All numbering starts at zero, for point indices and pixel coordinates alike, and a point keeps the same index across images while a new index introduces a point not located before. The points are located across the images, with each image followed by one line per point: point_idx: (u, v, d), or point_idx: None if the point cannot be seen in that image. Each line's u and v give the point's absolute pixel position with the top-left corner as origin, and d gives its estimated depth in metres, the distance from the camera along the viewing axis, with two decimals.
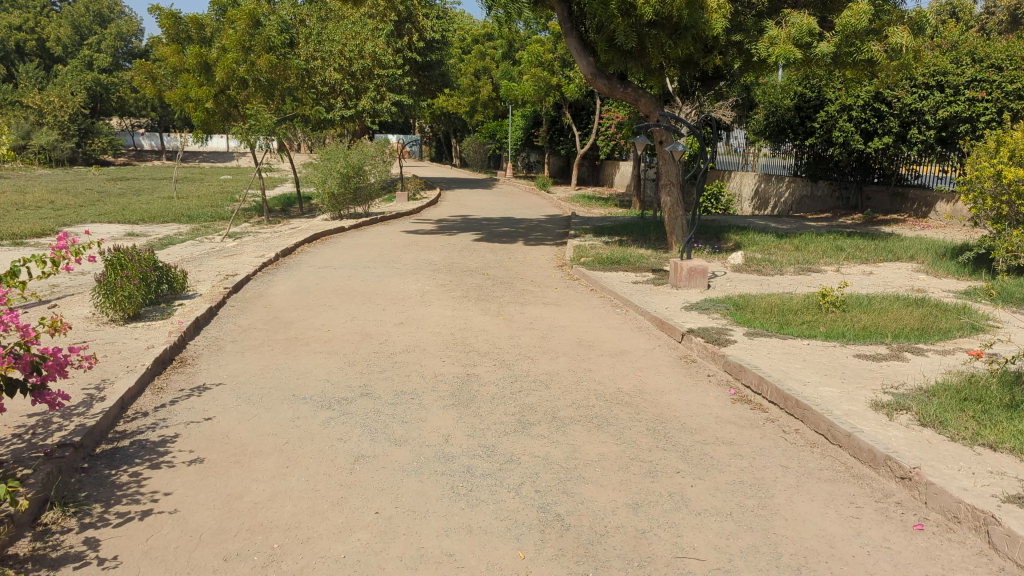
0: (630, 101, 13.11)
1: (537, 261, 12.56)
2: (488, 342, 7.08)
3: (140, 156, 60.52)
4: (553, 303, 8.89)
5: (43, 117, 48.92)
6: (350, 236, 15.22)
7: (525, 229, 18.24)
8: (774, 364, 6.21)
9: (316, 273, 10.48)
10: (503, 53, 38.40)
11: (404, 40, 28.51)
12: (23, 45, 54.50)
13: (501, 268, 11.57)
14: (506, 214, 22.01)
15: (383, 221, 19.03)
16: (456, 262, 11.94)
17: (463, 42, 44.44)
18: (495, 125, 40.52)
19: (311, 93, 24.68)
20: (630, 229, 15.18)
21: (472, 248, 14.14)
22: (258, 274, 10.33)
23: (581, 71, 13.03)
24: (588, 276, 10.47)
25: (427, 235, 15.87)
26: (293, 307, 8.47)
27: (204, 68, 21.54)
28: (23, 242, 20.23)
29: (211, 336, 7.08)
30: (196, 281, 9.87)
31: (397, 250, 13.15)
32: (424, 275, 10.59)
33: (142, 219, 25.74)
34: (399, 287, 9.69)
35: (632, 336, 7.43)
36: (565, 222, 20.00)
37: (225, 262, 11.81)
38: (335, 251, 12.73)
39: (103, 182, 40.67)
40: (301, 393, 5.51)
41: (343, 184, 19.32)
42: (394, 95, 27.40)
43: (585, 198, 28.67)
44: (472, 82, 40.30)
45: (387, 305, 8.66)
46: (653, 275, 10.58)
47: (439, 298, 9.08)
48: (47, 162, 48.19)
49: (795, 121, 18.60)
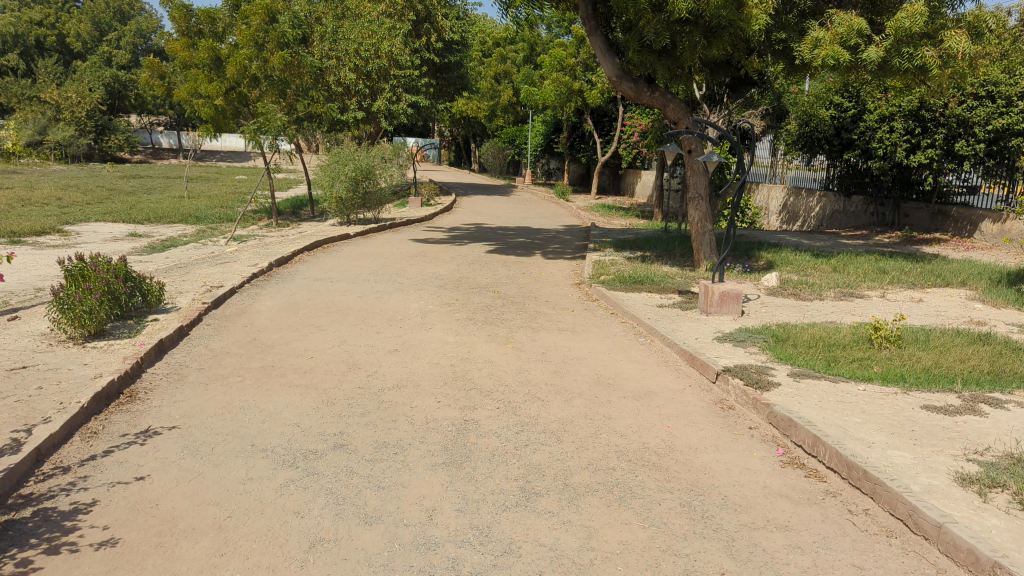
0: (657, 106, 12.14)
1: (552, 277, 11.62)
2: (492, 378, 6.13)
3: (157, 154, 60.14)
4: (569, 328, 7.95)
5: (60, 113, 48.63)
6: (355, 244, 14.35)
7: (540, 239, 17.32)
8: (830, 417, 5.21)
9: (310, 286, 9.58)
10: (524, 57, 37.55)
11: (421, 41, 27.30)
12: (43, 40, 54.08)
13: (513, 284, 10.62)
14: (523, 223, 21.11)
15: (393, 228, 18.18)
16: (465, 276, 11.02)
17: (484, 46, 43.65)
18: (514, 130, 39.66)
19: (324, 93, 23.99)
20: (653, 243, 14.22)
21: (483, 260, 13.22)
22: (245, 286, 9.44)
23: (606, 74, 12.11)
24: (608, 297, 9.49)
25: (436, 245, 14.97)
26: (276, 327, 7.56)
27: (215, 63, 20.85)
28: (20, 241, 19.56)
29: (174, 362, 6.18)
30: (175, 293, 8.99)
31: (402, 261, 12.26)
32: (427, 291, 9.66)
33: (148, 218, 25.05)
34: (399, 305, 8.77)
35: (658, 373, 6.46)
36: (584, 233, 19.04)
37: (214, 271, 10.94)
38: (335, 261, 11.85)
39: (116, 179, 40.14)
40: (261, 442, 4.57)
41: (352, 188, 18.48)
42: (410, 97, 26.20)
43: (604, 208, 27.75)
44: (491, 86, 39.50)
45: (382, 326, 7.74)
46: (680, 297, 9.60)
47: (442, 319, 8.14)
48: (63, 158, 47.92)
49: (831, 132, 17.59)
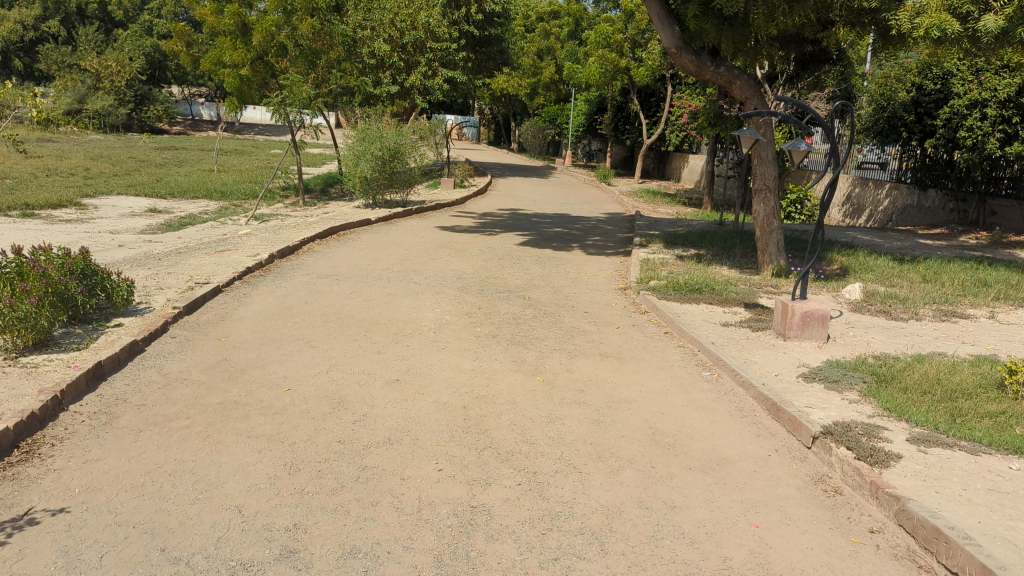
0: (722, 83, 10.51)
1: (593, 278, 10.10)
2: (514, 431, 4.67)
3: (196, 125, 59.33)
4: (614, 353, 6.47)
5: (100, 82, 47.93)
6: (376, 231, 12.95)
7: (580, 229, 15.80)
8: (989, 523, 3.68)
9: (311, 286, 8.20)
10: (568, 33, 35.77)
11: (461, 12, 25.61)
12: (85, 8, 53.34)
13: (548, 288, 9.14)
14: (563, 209, 19.55)
15: (422, 213, 16.79)
16: (493, 276, 9.55)
17: (527, 20, 41.97)
18: (556, 109, 37.99)
19: (358, 65, 22.67)
20: (708, 239, 12.62)
21: (516, 254, 11.75)
22: (236, 283, 8.08)
23: (663, 45, 10.46)
24: (661, 310, 7.96)
25: (466, 234, 13.51)
26: (256, 342, 6.17)
27: (242, 29, 19.52)
28: (32, 214, 18.49)
29: (110, 395, 4.81)
30: (151, 291, 7.65)
31: (424, 255, 10.83)
32: (446, 296, 8.21)
33: (172, 193, 23.93)
34: (412, 314, 7.35)
35: (731, 429, 4.94)
36: (629, 223, 17.41)
37: (209, 261, 9.57)
38: (348, 253, 10.46)
39: (150, 150, 39.27)
40: (175, 547, 3.18)
41: (379, 168, 17.06)
42: (447, 72, 24.71)
43: (649, 194, 26.09)
44: (534, 62, 37.83)
45: (387, 343, 6.35)
46: (748, 312, 8.04)
47: (459, 336, 6.70)
48: (101, 127, 47.34)
49: (911, 118, 15.66)
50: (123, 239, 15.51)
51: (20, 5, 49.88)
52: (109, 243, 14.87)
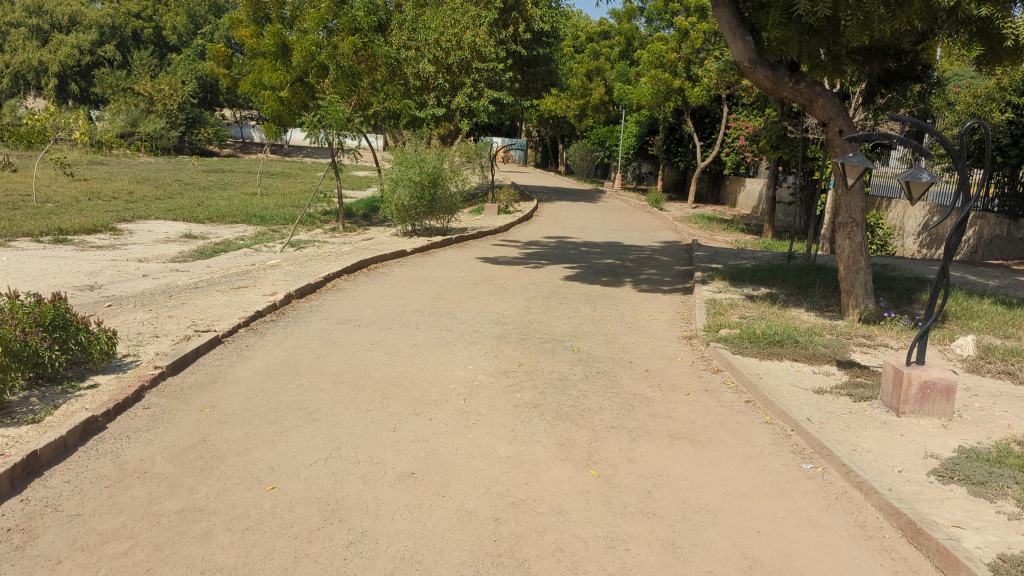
0: (801, 101, 9.20)
1: (652, 323, 8.83)
2: (561, 568, 3.44)
3: (246, 148, 59.61)
4: (686, 432, 5.21)
5: (153, 105, 48.25)
6: (412, 264, 11.89)
7: (634, 261, 14.56)
8: None
9: (326, 335, 7.09)
10: (619, 53, 34.62)
11: (508, 31, 24.60)
12: (140, 33, 53.99)
13: (601, 336, 7.93)
14: (613, 238, 18.30)
15: (463, 242, 15.70)
16: (538, 322, 8.37)
17: (576, 42, 41.05)
18: (606, 131, 36.85)
19: (401, 88, 21.88)
20: (780, 275, 11.28)
21: (564, 290, 10.56)
22: (242, 331, 7.00)
23: (734, 58, 9.19)
24: (737, 370, 6.67)
25: (509, 267, 12.36)
26: (248, 413, 5.07)
27: (282, 51, 18.74)
28: (64, 239, 17.84)
29: (37, 501, 3.72)
30: (143, 341, 6.62)
31: (460, 294, 9.69)
32: (481, 348, 7.04)
33: (210, 217, 23.30)
34: (441, 374, 6.20)
35: (856, 563, 3.66)
36: (687, 254, 16.08)
37: (220, 301, 8.54)
38: (377, 291, 9.38)
39: (197, 173, 39.11)
40: None
41: (417, 195, 16.02)
42: (493, 93, 23.69)
43: (705, 219, 24.75)
44: (583, 84, 36.79)
45: (409, 416, 5.20)
46: (842, 374, 6.73)
47: (495, 405, 5.52)
48: (153, 150, 47.57)
49: (1006, 140, 14.16)
50: (149, 267, 14.69)
51: (78, 31, 50.54)
52: (134, 272, 14.04)
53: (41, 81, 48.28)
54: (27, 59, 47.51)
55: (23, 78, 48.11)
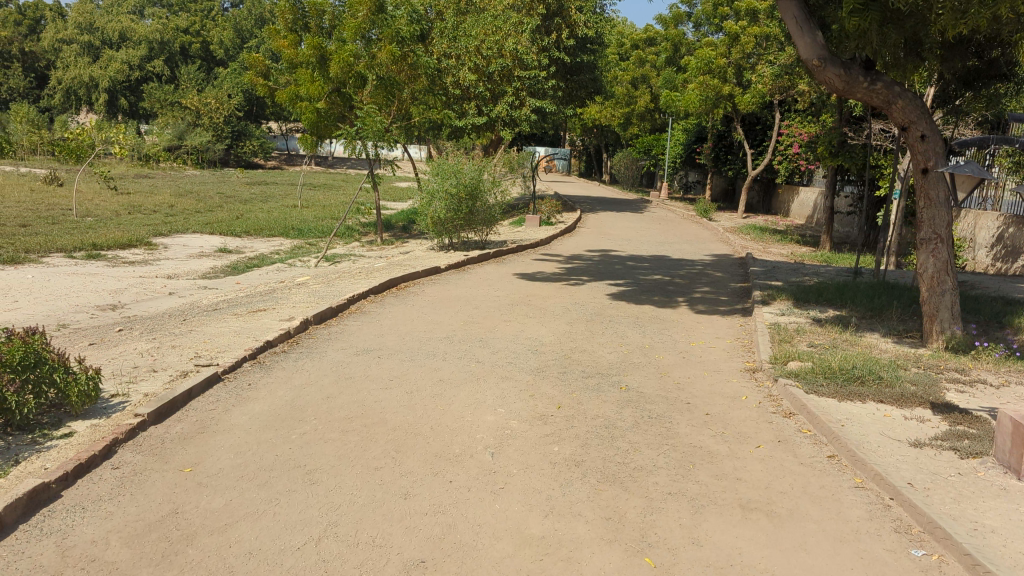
0: (878, 103, 8.19)
1: (709, 352, 7.88)
2: None
3: (291, 160, 59.83)
4: (761, 503, 4.27)
5: (199, 118, 48.58)
6: (446, 283, 11.12)
7: (685, 277, 13.59)
8: None
9: (342, 369, 6.30)
10: (666, 59, 33.62)
11: (551, 37, 23.67)
12: (188, 47, 54.49)
13: (652, 370, 7.00)
14: (661, 251, 17.33)
15: (502, 257, 14.89)
16: (580, 351, 7.49)
17: (621, 49, 40.14)
18: (652, 140, 35.82)
19: (442, 97, 21.20)
20: (849, 295, 10.21)
21: (610, 312, 9.66)
22: (247, 365, 6.24)
23: (801, 56, 8.19)
24: (814, 415, 5.70)
25: (550, 286, 11.50)
26: (236, 473, 4.29)
27: (321, 61, 18.23)
28: (97, 254, 17.48)
29: None
30: (137, 377, 5.91)
31: (495, 317, 8.85)
32: (516, 385, 6.18)
33: (248, 230, 22.88)
34: (467, 419, 5.35)
35: None
36: (742, 269, 15.03)
37: (233, 326, 7.81)
38: (405, 315, 8.60)
39: (240, 186, 39.09)
40: None
41: (454, 208, 15.27)
42: (536, 102, 22.82)
43: (757, 230, 23.59)
44: (628, 92, 35.85)
45: (426, 479, 4.36)
46: (938, 420, 5.72)
47: (528, 463, 4.65)
48: (199, 163, 47.82)
49: None
50: (176, 285, 14.18)
51: (128, 46, 51.11)
52: (159, 290, 13.52)
53: (92, 96, 48.87)
54: (78, 75, 48.19)
55: (75, 94, 48.82)
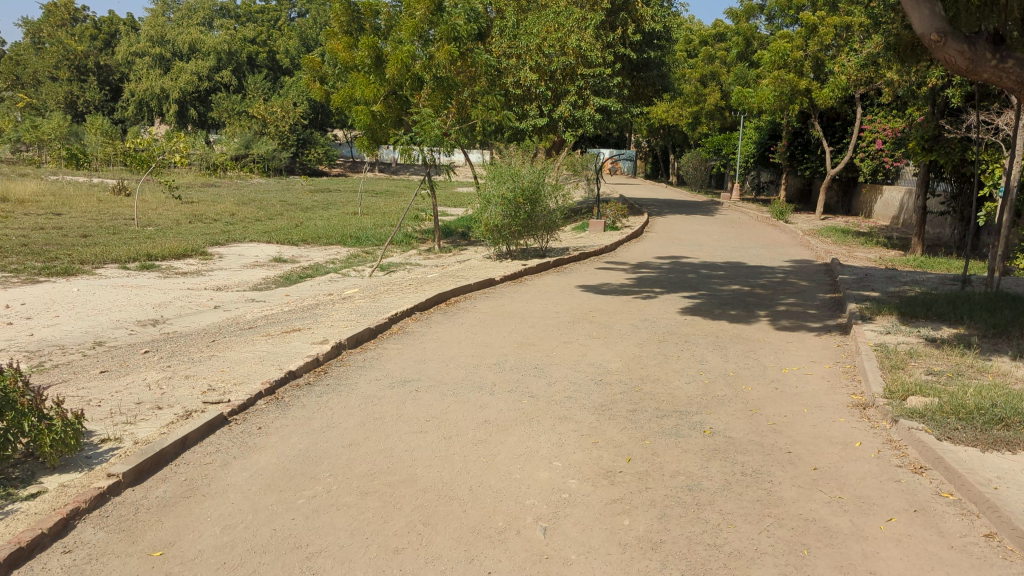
0: (1006, 85, 6.91)
1: (805, 382, 6.71)
2: None
3: (355, 166, 59.91)
4: None
5: (265, 127, 48.91)
6: (503, 297, 10.15)
7: (767, 287, 12.30)
8: None
9: (372, 407, 5.37)
10: (737, 55, 32.01)
11: (616, 33, 22.42)
12: (255, 57, 54.95)
13: (740, 407, 5.87)
14: (737, 257, 16.04)
15: (563, 266, 13.86)
16: (653, 382, 6.39)
17: (689, 45, 38.66)
18: (722, 139, 34.22)
19: (502, 98, 20.23)
20: (963, 309, 8.84)
21: (684, 330, 8.53)
22: (264, 402, 5.37)
23: (916, 31, 6.87)
24: (955, 472, 4.50)
25: (618, 298, 10.41)
26: (216, 558, 3.37)
27: (376, 62, 17.46)
28: (152, 265, 17.12)
29: None
30: (138, 418, 5.10)
31: (554, 338, 7.83)
32: (577, 428, 5.14)
33: (304, 238, 22.37)
34: (515, 477, 4.34)
35: None
36: (829, 277, 13.63)
37: (257, 350, 6.95)
38: (452, 336, 7.64)
39: (303, 193, 39.04)
40: None
41: (512, 213, 14.28)
42: (600, 100, 21.58)
43: (840, 232, 21.98)
44: (697, 89, 34.36)
45: (459, 568, 3.37)
46: None
47: (589, 545, 3.61)
48: (265, 171, 48.15)
49: None
50: (223, 297, 13.58)
51: (197, 57, 51.80)
52: (204, 303, 12.93)
53: (162, 108, 49.68)
54: (150, 86, 49.04)
55: (147, 105, 49.78)
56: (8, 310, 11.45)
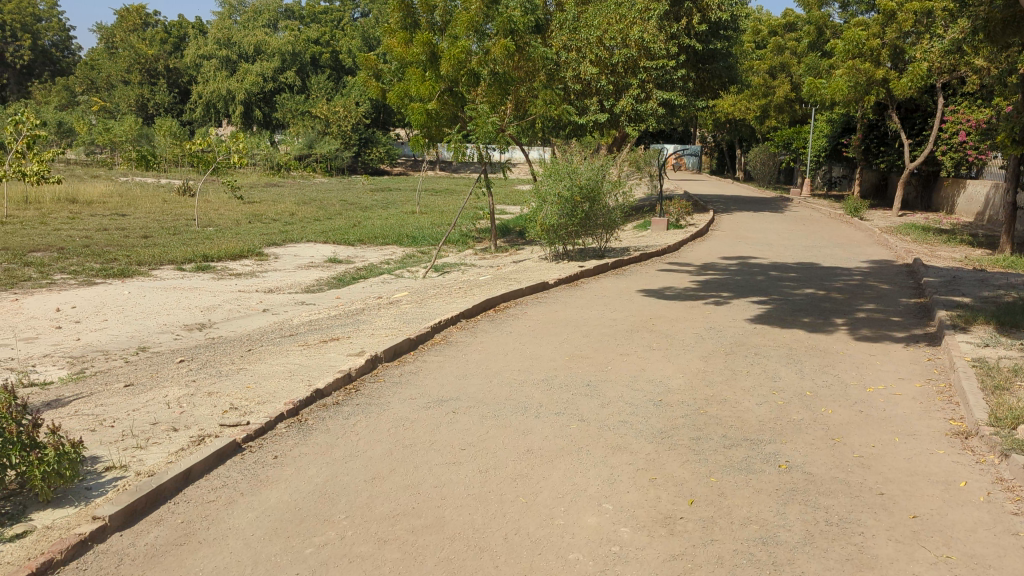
0: None
1: (894, 404, 5.93)
2: None
3: (417, 165, 59.96)
4: None
5: (328, 127, 49.27)
6: (557, 303, 9.55)
7: (843, 290, 11.41)
8: None
9: (402, 432, 4.84)
10: (808, 45, 30.65)
11: (681, 24, 21.49)
12: (319, 58, 55.46)
13: (821, 435, 5.14)
14: (810, 258, 15.08)
15: (623, 267, 13.18)
16: (719, 403, 5.71)
17: (757, 36, 37.34)
18: (792, 132, 32.87)
19: (561, 93, 19.56)
20: None
21: (753, 341, 7.79)
22: (286, 424, 4.90)
23: None
24: None
25: (680, 304, 9.71)
26: None
27: (431, 59, 16.99)
28: (207, 266, 17.08)
29: None
30: (150, 441, 4.66)
31: (610, 350, 7.19)
32: (632, 462, 4.51)
33: (361, 238, 22.12)
34: (558, 522, 3.75)
35: None
36: (912, 280, 12.62)
37: (289, 362, 6.49)
38: (499, 348, 7.08)
39: (364, 193, 39.06)
40: None
41: (568, 213, 13.67)
42: (663, 94, 20.74)
43: (920, 230, 20.68)
44: (765, 82, 33.09)
45: None
46: None
47: None
48: (328, 170, 48.55)
49: None
50: (273, 299, 13.32)
51: (262, 59, 52.44)
52: (253, 306, 12.67)
53: (229, 109, 50.48)
54: (217, 88, 49.88)
55: (214, 107, 50.70)
56: (58, 313, 11.36)
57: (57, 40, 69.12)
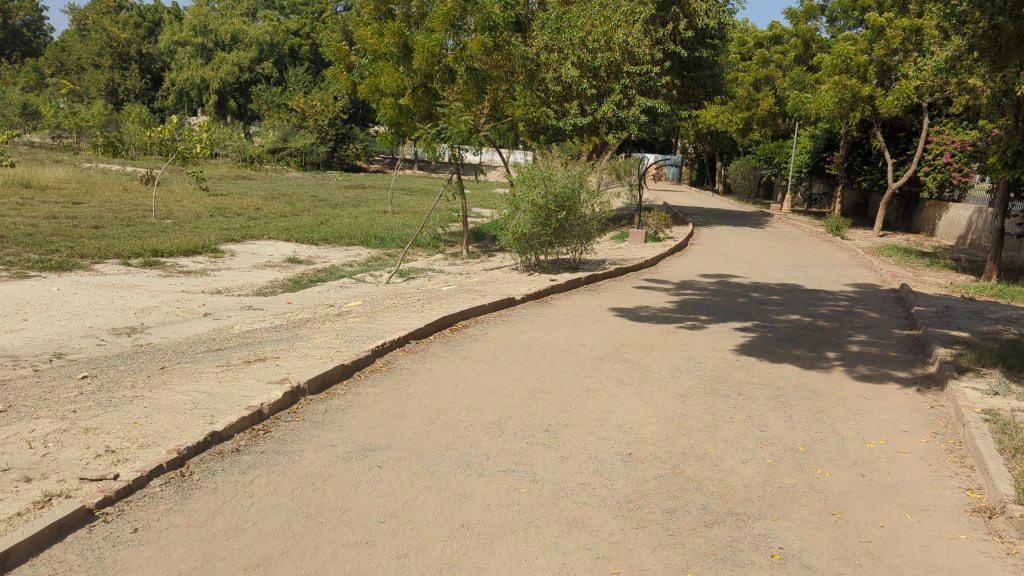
0: None
1: (899, 465, 5.07)
2: None
3: (394, 163, 58.81)
4: None
5: (304, 120, 48.06)
6: (521, 322, 8.65)
7: (829, 317, 10.64)
8: None
9: (307, 494, 3.89)
10: (794, 58, 30.03)
11: (667, 28, 20.57)
12: (297, 49, 54.14)
13: (820, 510, 4.27)
14: (792, 278, 14.33)
15: (597, 282, 12.32)
16: (699, 461, 4.81)
17: (742, 48, 36.74)
18: (775, 146, 32.28)
19: (540, 94, 18.66)
20: None
21: (736, 376, 6.93)
22: (165, 480, 3.94)
23: None
24: None
25: (657, 328, 8.85)
26: None
27: (403, 51, 15.83)
28: (155, 261, 15.98)
29: None
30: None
31: (575, 384, 6.30)
32: (590, 547, 3.60)
33: (326, 238, 21.04)
34: None
35: None
36: (901, 307, 11.89)
37: (199, 389, 5.50)
38: (447, 378, 6.16)
39: (336, 189, 37.98)
40: None
41: (542, 222, 12.79)
42: (646, 101, 19.92)
43: (903, 252, 20.09)
44: (750, 93, 32.43)
45: None
46: None
47: None
48: (302, 165, 47.40)
49: None
50: (218, 302, 12.30)
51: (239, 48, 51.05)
52: (194, 309, 11.63)
53: (202, 98, 49.07)
54: (190, 76, 48.44)
55: (187, 95, 49.24)
56: None
57: (29, 20, 67.27)
